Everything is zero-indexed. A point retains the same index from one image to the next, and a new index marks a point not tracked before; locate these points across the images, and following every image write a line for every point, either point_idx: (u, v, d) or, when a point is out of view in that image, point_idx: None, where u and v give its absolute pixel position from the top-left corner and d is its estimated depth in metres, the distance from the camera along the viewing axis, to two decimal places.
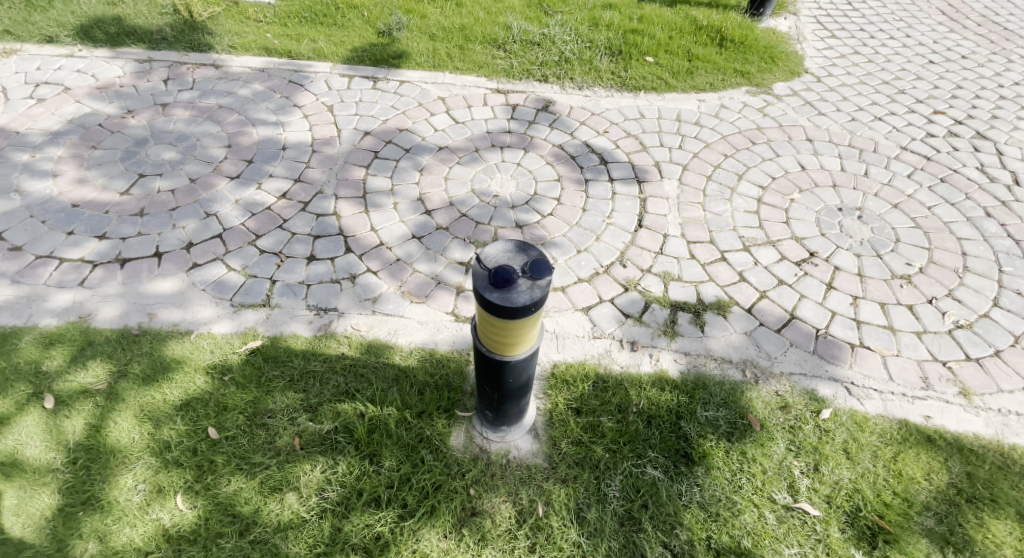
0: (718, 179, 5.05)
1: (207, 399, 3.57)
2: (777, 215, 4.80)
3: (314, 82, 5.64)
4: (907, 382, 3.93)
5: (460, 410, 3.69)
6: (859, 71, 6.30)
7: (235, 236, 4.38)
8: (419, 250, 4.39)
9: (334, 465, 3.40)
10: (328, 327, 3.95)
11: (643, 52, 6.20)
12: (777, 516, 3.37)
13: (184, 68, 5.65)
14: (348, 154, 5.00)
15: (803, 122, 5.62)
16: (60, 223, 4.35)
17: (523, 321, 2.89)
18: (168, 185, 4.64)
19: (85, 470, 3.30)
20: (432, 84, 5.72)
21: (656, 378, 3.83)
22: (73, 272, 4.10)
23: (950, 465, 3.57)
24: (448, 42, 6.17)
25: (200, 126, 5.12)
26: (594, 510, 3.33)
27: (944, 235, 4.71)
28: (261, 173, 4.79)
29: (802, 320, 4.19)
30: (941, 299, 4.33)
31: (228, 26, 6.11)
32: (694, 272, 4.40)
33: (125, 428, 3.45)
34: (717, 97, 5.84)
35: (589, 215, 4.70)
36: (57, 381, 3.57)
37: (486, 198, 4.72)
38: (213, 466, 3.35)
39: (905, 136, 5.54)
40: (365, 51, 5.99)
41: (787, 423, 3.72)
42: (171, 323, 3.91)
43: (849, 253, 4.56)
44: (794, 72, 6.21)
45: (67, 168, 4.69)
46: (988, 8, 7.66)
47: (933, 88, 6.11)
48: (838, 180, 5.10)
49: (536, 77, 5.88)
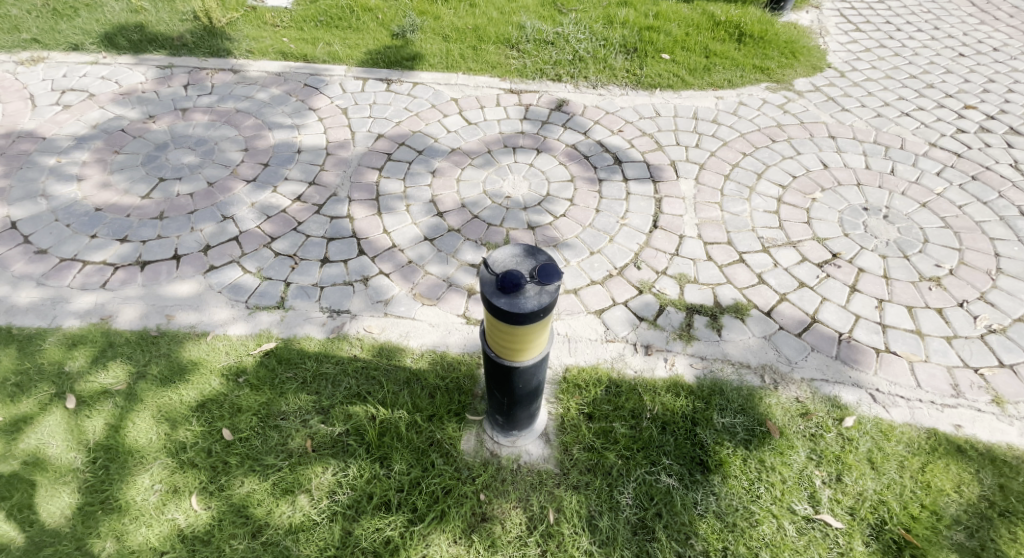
0: (735, 179, 4.88)
1: (222, 400, 3.63)
2: (798, 215, 4.61)
3: (329, 85, 5.64)
4: (936, 390, 3.75)
5: (471, 414, 3.66)
6: (885, 65, 6.01)
7: (251, 239, 4.41)
8: (431, 252, 4.35)
9: (345, 468, 3.42)
10: (340, 330, 3.95)
11: (660, 49, 6.01)
12: (798, 527, 3.27)
13: (203, 73, 5.71)
14: (362, 157, 4.99)
15: (825, 118, 5.39)
16: (84, 227, 4.45)
17: (531, 326, 2.84)
18: (187, 189, 4.70)
19: (105, 469, 3.39)
20: (445, 86, 5.66)
21: (671, 384, 3.74)
22: (96, 274, 4.19)
23: (982, 477, 3.41)
24: (461, 42, 6.08)
25: (218, 130, 5.16)
26: (606, 518, 3.28)
27: (976, 235, 4.47)
28: (277, 176, 4.81)
29: (824, 324, 4.03)
30: (973, 301, 4.11)
31: (247, 31, 6.15)
32: (711, 273, 4.27)
33: (143, 428, 3.52)
34: (735, 94, 5.64)
35: (603, 216, 4.59)
36: (79, 382, 3.67)
37: (498, 200, 4.66)
38: (227, 467, 3.41)
39: (934, 132, 5.26)
40: (379, 53, 5.95)
41: (808, 430, 3.59)
42: (188, 325, 3.97)
43: (874, 254, 4.36)
44: (816, 67, 5.94)
45: (91, 173, 4.79)
46: None
47: (963, 82, 5.78)
48: (862, 178, 4.88)
49: (549, 76, 5.76)
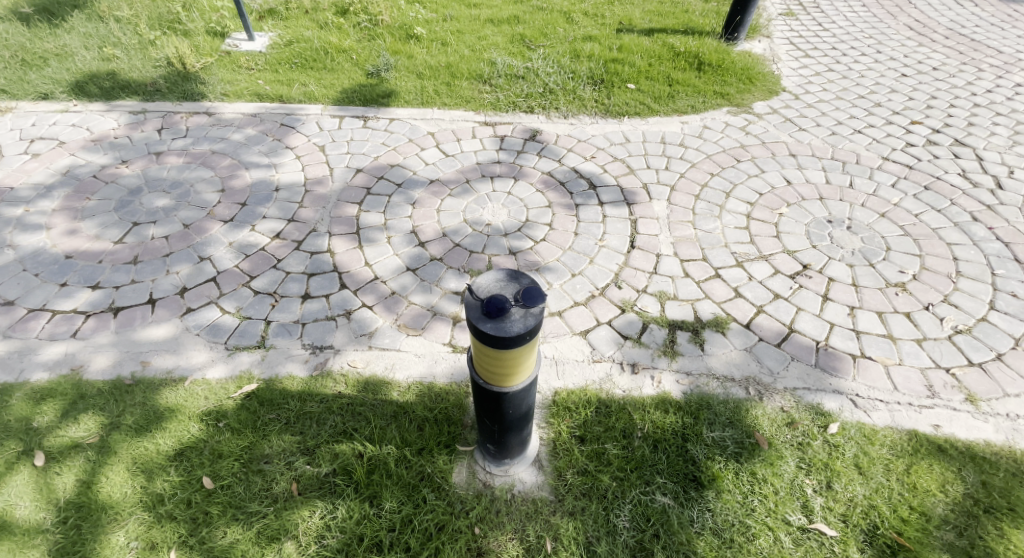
0: (706, 198, 5.06)
1: (201, 447, 3.50)
2: (767, 229, 4.79)
3: (305, 124, 5.70)
4: (912, 391, 3.87)
5: (462, 445, 3.60)
6: (835, 87, 6.38)
7: (229, 278, 4.35)
8: (413, 282, 4.36)
9: (333, 510, 3.32)
10: (324, 366, 3.89)
11: (625, 79, 6.28)
12: (793, 538, 3.29)
13: (177, 117, 5.71)
14: (341, 193, 5.02)
15: (784, 138, 5.67)
16: (53, 275, 4.33)
17: (518, 349, 2.85)
18: (161, 232, 4.64)
19: (77, 529, 3.22)
20: (420, 120, 5.78)
21: (659, 400, 3.77)
22: (66, 323, 4.06)
23: (964, 475, 3.49)
24: (435, 79, 6.25)
25: (193, 172, 5.15)
26: (604, 544, 3.25)
27: (934, 241, 4.70)
28: (254, 215, 4.79)
29: (802, 333, 4.14)
30: (938, 304, 4.29)
31: (220, 75, 6.20)
32: (689, 290, 4.37)
33: (117, 483, 3.37)
34: (699, 118, 5.89)
35: (582, 238, 4.69)
36: (48, 437, 3.51)
37: (479, 227, 4.72)
38: (208, 518, 3.27)
39: (885, 147, 5.56)
40: (354, 92, 6.07)
41: (796, 439, 3.64)
42: (164, 370, 3.85)
43: (841, 264, 4.54)
44: (772, 91, 6.27)
45: (61, 220, 4.70)
46: (955, 19, 7.72)
47: (908, 100, 6.17)
48: (824, 193, 5.10)
49: (522, 108, 5.94)
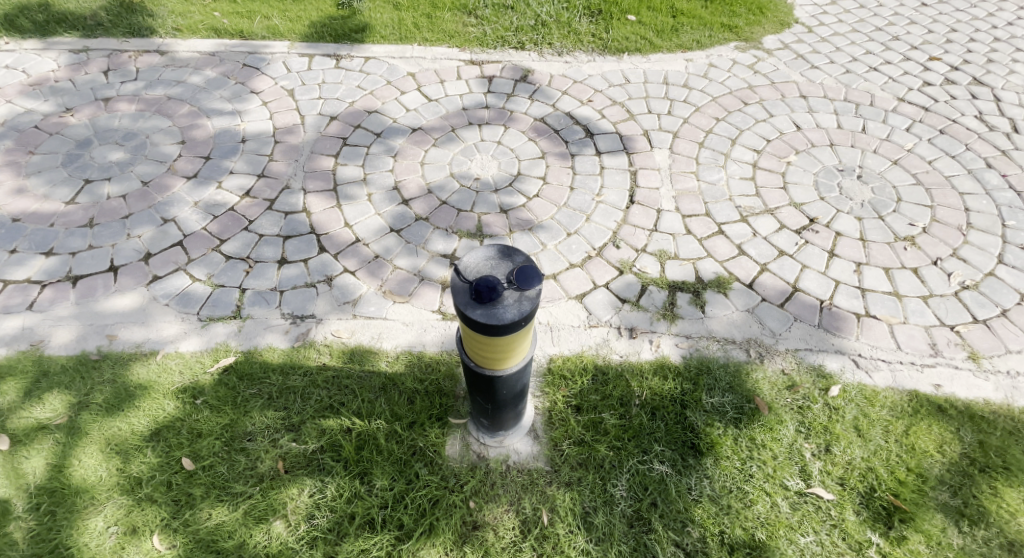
0: (710, 145, 4.72)
1: (179, 427, 3.32)
2: (774, 180, 4.50)
3: (272, 64, 5.18)
4: (916, 350, 3.75)
5: (454, 417, 3.46)
6: (851, 18, 5.88)
7: (197, 242, 4.03)
8: (398, 244, 4.07)
9: (322, 488, 3.17)
10: (306, 337, 3.67)
11: (625, 10, 5.75)
12: (790, 503, 3.22)
13: (125, 57, 5.16)
14: (314, 143, 4.61)
15: (795, 77, 5.25)
16: (2, 241, 3.98)
17: (512, 336, 2.62)
18: (118, 190, 4.26)
19: (51, 515, 3.05)
20: (400, 59, 5.27)
21: (657, 366, 3.63)
22: (21, 294, 3.76)
23: (963, 435, 3.42)
24: (413, 11, 5.68)
25: (149, 121, 4.68)
26: (600, 514, 3.15)
27: (947, 191, 4.45)
28: (220, 170, 4.41)
29: (805, 292, 3.96)
30: (947, 259, 4.11)
31: (169, 6, 5.59)
32: (691, 248, 4.13)
33: (91, 465, 3.19)
34: (704, 55, 5.43)
35: (577, 193, 4.38)
36: (12, 419, 3.30)
37: (466, 182, 4.39)
38: (191, 500, 3.11)
39: (902, 86, 5.19)
40: (324, 26, 5.51)
41: (796, 403, 3.54)
42: (133, 344, 3.61)
43: (850, 217, 4.30)
44: (784, 23, 5.78)
45: (4, 178, 4.28)
46: None
47: (927, 33, 5.71)
48: (835, 138, 4.79)
49: (511, 44, 5.43)
